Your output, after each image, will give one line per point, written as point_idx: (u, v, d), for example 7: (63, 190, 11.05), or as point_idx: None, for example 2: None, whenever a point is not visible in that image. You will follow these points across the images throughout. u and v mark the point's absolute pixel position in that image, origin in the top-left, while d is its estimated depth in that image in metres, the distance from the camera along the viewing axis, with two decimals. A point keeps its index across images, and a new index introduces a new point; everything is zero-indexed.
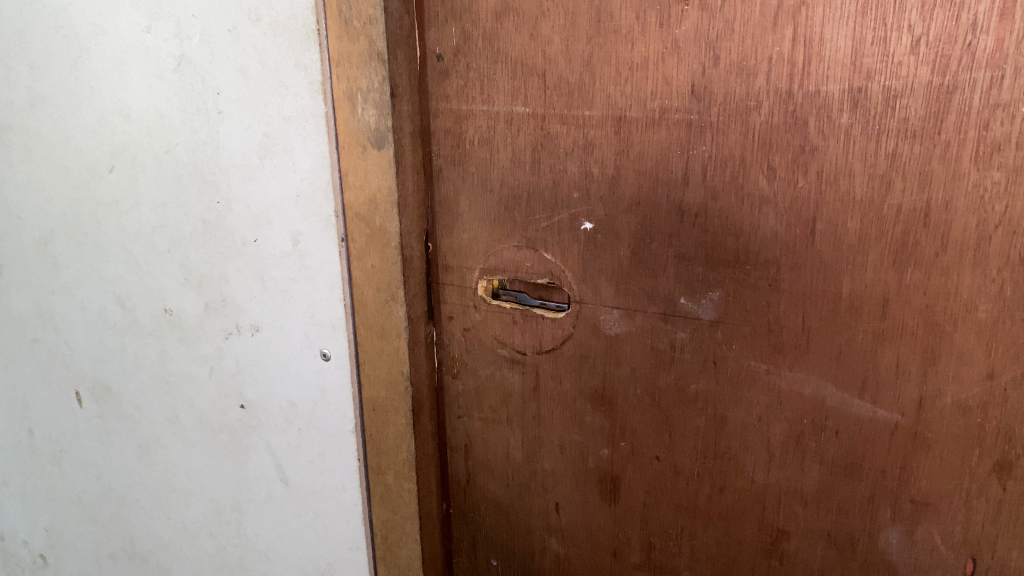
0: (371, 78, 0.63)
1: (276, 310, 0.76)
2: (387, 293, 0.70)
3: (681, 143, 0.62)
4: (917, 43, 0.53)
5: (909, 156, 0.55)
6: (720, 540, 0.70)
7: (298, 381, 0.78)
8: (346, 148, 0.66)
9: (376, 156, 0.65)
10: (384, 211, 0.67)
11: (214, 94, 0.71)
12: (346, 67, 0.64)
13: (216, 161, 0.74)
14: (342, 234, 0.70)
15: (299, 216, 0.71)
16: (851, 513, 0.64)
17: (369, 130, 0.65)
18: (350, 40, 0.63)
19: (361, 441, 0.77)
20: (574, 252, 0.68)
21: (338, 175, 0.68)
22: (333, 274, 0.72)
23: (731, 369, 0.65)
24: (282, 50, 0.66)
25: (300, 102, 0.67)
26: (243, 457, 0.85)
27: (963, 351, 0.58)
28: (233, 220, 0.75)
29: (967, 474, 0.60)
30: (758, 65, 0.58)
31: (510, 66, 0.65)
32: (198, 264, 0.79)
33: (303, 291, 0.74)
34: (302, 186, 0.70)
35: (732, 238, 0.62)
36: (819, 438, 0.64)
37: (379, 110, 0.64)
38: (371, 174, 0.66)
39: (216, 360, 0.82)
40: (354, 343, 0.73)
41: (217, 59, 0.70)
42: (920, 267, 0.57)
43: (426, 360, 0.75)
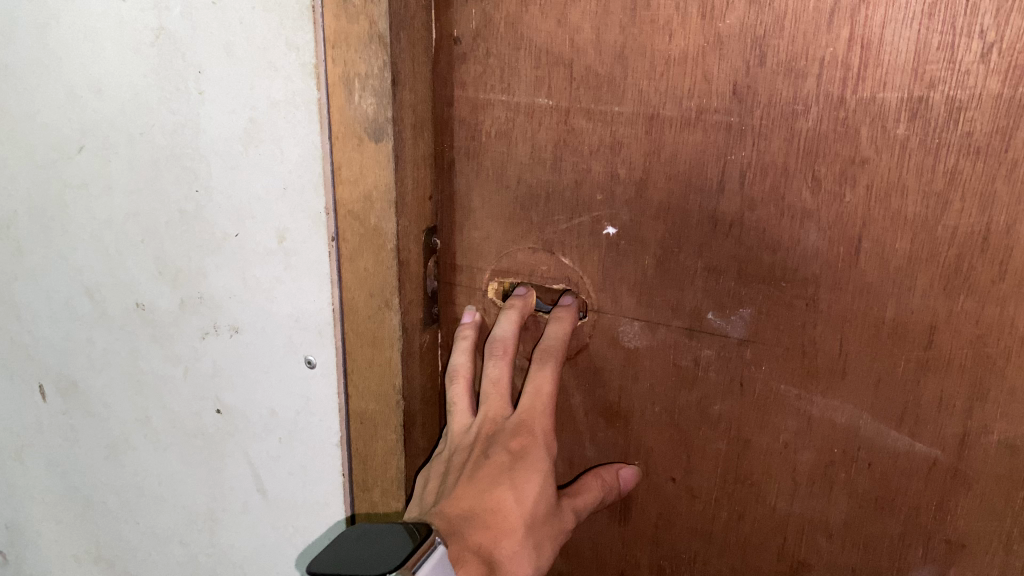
0: (370, 62, 0.56)
1: (258, 311, 0.71)
2: (380, 299, 0.63)
3: (717, 147, 0.57)
4: (988, 50, 0.49)
5: (969, 174, 0.51)
6: (736, 569, 0.66)
7: (280, 387, 0.73)
8: (340, 139, 0.60)
9: (373, 149, 0.59)
10: (379, 209, 0.60)
11: (195, 73, 0.65)
12: (343, 49, 0.57)
13: (196, 147, 0.68)
14: (333, 233, 0.64)
15: (285, 212, 0.66)
16: (879, 549, 0.60)
17: (366, 120, 0.58)
18: (348, 20, 0.56)
19: (347, 455, 0.72)
20: (594, 258, 0.63)
21: (331, 168, 0.62)
22: (321, 278, 0.67)
23: (758, 392, 0.60)
24: (273, 28, 0.60)
25: (291, 85, 0.61)
26: (219, 463, 0.81)
27: (1014, 387, 0.54)
28: (214, 211, 0.70)
29: (1008, 516, 0.56)
30: (808, 66, 0.53)
31: (534, 53, 0.60)
32: (173, 259, 0.74)
33: (287, 292, 0.69)
34: (290, 178, 0.64)
35: (770, 252, 0.57)
36: (849, 469, 0.59)
37: (379, 98, 0.57)
38: (366, 168, 0.60)
39: (191, 362, 0.78)
40: (343, 351, 0.68)
41: (201, 36, 0.64)
42: (972, 295, 0.53)
43: (423, 371, 0.69)
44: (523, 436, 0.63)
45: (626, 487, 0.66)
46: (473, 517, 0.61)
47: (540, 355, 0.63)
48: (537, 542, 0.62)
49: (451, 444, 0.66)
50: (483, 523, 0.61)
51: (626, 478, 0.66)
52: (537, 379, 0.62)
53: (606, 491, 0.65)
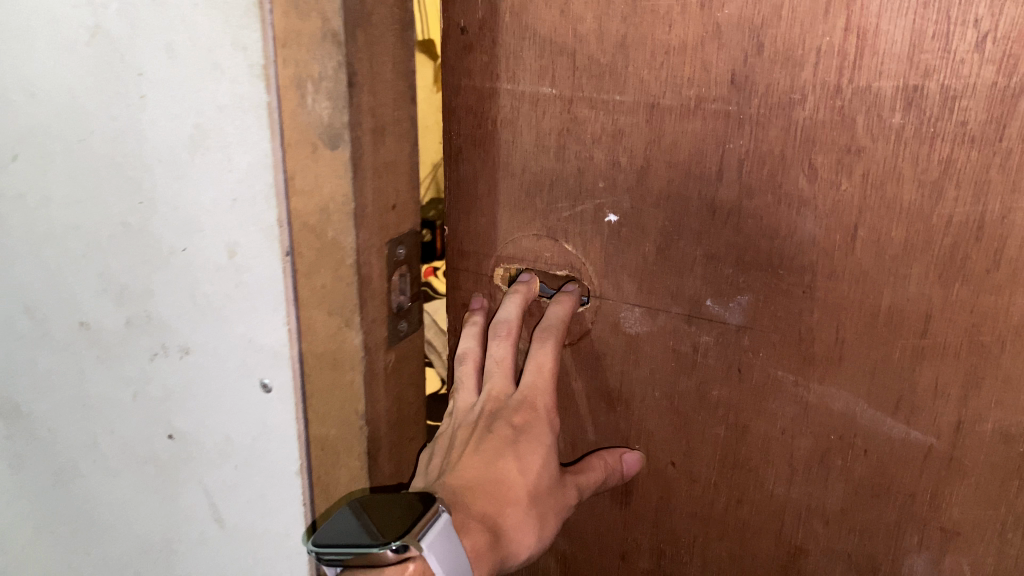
0: (324, 63, 0.52)
1: (210, 331, 0.62)
2: (339, 318, 0.60)
3: (716, 136, 0.57)
4: (983, 40, 0.49)
5: (964, 163, 0.51)
6: (734, 553, 0.66)
7: (239, 411, 0.64)
8: (291, 147, 0.52)
9: (328, 158, 0.54)
10: (338, 221, 0.57)
11: (136, 74, 0.57)
12: (295, 50, 0.50)
13: (135, 151, 0.60)
14: (287, 248, 0.54)
15: (234, 224, 0.56)
16: (875, 536, 0.61)
17: (321, 126, 0.53)
18: (300, 18, 0.50)
19: (310, 493, 0.63)
20: (596, 245, 0.64)
21: (282, 177, 0.52)
22: (274, 293, 0.56)
23: (756, 378, 0.61)
24: (217, 25, 0.50)
25: (236, 88, 0.51)
26: (172, 493, 0.74)
27: (1009, 375, 0.54)
28: (160, 223, 0.61)
29: (1003, 504, 0.56)
30: (805, 55, 0.53)
31: (538, 43, 0.61)
32: (118, 274, 0.67)
33: (239, 312, 0.59)
34: (240, 188, 0.54)
35: (767, 239, 0.58)
36: (846, 455, 0.60)
37: (335, 102, 0.53)
38: (322, 177, 0.55)
39: (143, 384, 0.71)
40: (298, 378, 0.58)
41: (139, 31, 0.55)
42: (967, 284, 0.53)
43: (388, 395, 0.66)
44: (527, 413, 0.64)
45: (630, 473, 0.67)
46: (476, 489, 0.61)
47: (540, 335, 0.64)
48: (541, 515, 0.62)
49: (453, 421, 0.67)
50: (488, 493, 0.60)
51: (632, 464, 0.67)
52: (539, 356, 0.64)
53: (608, 475, 0.66)
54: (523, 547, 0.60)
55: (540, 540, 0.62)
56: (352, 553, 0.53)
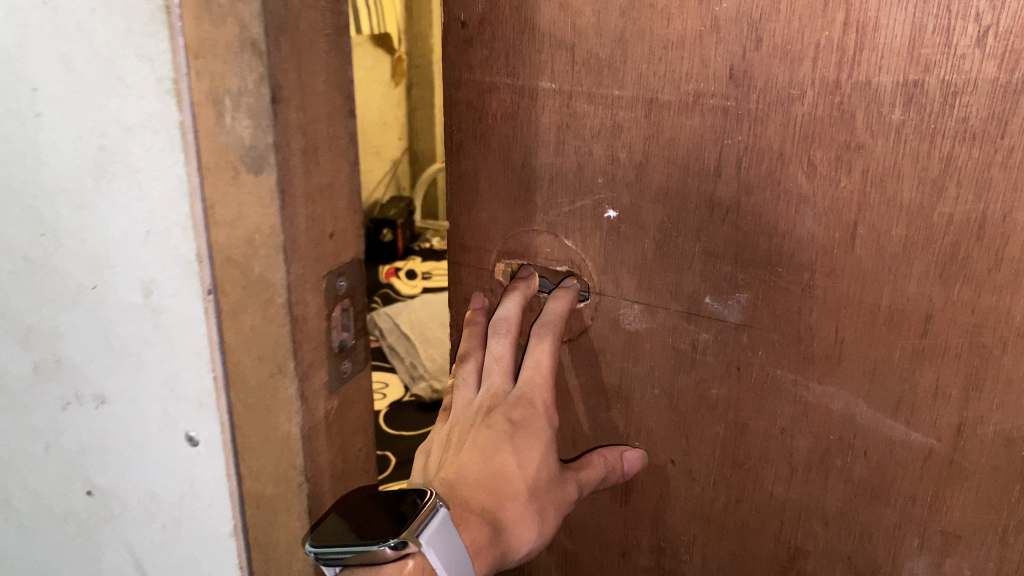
0: (241, 77, 0.48)
1: (125, 379, 0.61)
2: (271, 363, 0.56)
3: (714, 131, 0.57)
4: (984, 34, 0.48)
5: (965, 160, 0.50)
6: (734, 552, 0.66)
7: (160, 466, 0.62)
8: (211, 169, 0.50)
9: (250, 183, 0.51)
10: (264, 254, 0.53)
11: (29, 90, 0.55)
12: (209, 60, 0.47)
13: (40, 183, 0.57)
14: (208, 286, 0.53)
15: (150, 261, 0.54)
16: (876, 538, 0.60)
17: (241, 147, 0.50)
18: (212, 25, 0.46)
19: (244, 544, 0.61)
20: (595, 241, 0.63)
21: (200, 207, 0.50)
22: (195, 338, 0.55)
23: (755, 377, 0.60)
24: (121, 31, 0.48)
25: (143, 103, 0.49)
26: (94, 550, 0.72)
27: (1011, 378, 0.53)
28: (65, 261, 0.59)
29: (1005, 508, 0.55)
30: (804, 50, 0.52)
31: (538, 37, 0.61)
32: (22, 314, 0.65)
33: (160, 357, 0.57)
34: (153, 222, 0.53)
35: (766, 236, 0.57)
36: (845, 456, 0.59)
37: (255, 119, 0.49)
38: (245, 206, 0.51)
39: (53, 436, 0.69)
40: (227, 421, 0.57)
41: (28, 46, 0.53)
42: (968, 283, 0.52)
43: (332, 444, 0.63)
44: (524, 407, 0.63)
45: (628, 471, 0.67)
46: (478, 484, 0.60)
47: (539, 330, 0.63)
48: (541, 509, 0.62)
49: (451, 419, 0.66)
50: (486, 488, 0.60)
51: (632, 464, 0.67)
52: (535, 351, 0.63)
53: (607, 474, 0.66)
54: (523, 542, 0.60)
55: (539, 535, 0.61)
56: (352, 551, 0.53)
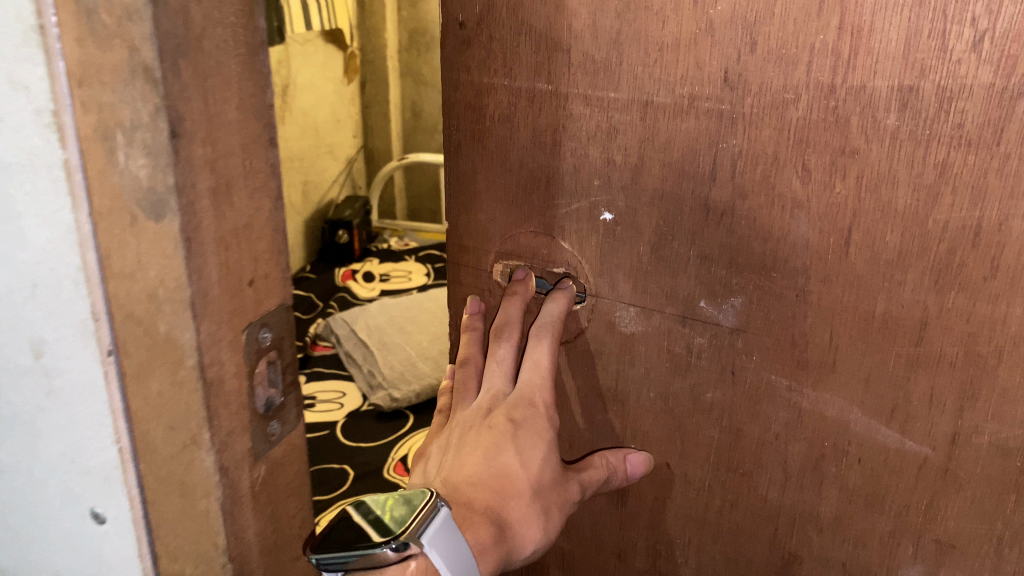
0: (135, 107, 0.33)
1: (17, 449, 0.44)
2: (184, 434, 0.40)
3: (709, 135, 0.56)
4: (980, 40, 0.47)
5: (960, 167, 0.50)
6: (729, 556, 0.66)
7: (67, 551, 0.45)
8: (102, 215, 0.34)
9: (155, 234, 0.35)
10: (175, 310, 0.37)
11: None
12: (95, 92, 0.32)
13: None
14: (107, 345, 0.36)
15: (38, 317, 0.38)
16: (870, 546, 0.59)
17: (139, 190, 0.34)
18: (96, 47, 0.32)
19: None
20: (591, 243, 0.63)
21: (92, 258, 0.35)
22: (95, 405, 0.38)
23: (750, 382, 0.60)
24: None
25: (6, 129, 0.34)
26: None
27: (1005, 388, 0.52)
28: None
29: (1000, 519, 0.54)
30: (799, 53, 0.52)
31: (534, 38, 0.60)
32: None
33: (56, 424, 0.41)
34: (34, 267, 0.37)
35: (760, 241, 0.57)
36: (840, 463, 0.58)
37: (155, 157, 0.34)
38: (146, 260, 0.35)
39: None
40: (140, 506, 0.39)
41: None
42: (963, 292, 0.51)
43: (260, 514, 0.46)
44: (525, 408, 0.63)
45: (633, 475, 0.66)
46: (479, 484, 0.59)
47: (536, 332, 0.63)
48: (544, 508, 0.60)
49: (454, 425, 0.66)
50: (491, 488, 0.59)
51: (637, 468, 0.66)
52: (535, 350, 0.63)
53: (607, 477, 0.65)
54: (528, 541, 0.59)
55: (545, 534, 0.60)
56: (354, 553, 0.47)
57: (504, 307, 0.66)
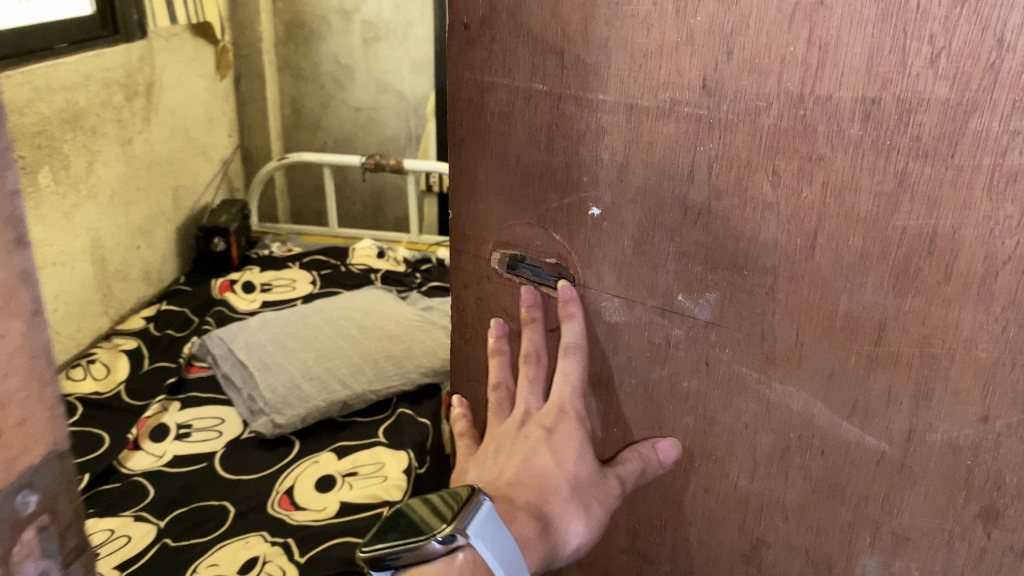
0: None
1: None
2: None
3: (688, 139, 0.59)
4: (937, 56, 0.49)
5: (918, 177, 0.52)
6: (702, 538, 0.71)
7: None
8: None
9: None
10: None
11: None
12: None
13: None
14: None
15: None
16: (831, 534, 0.63)
17: None
18: None
19: None
20: (581, 236, 0.67)
21: None
22: None
23: (723, 373, 0.64)
24: None
25: None
26: None
27: (958, 390, 0.54)
28: None
29: (950, 515, 0.57)
30: (771, 64, 0.54)
31: (531, 41, 0.64)
32: None
33: None
34: None
35: (733, 240, 0.60)
36: (804, 454, 0.61)
37: None
38: None
39: None
40: None
41: None
42: (920, 295, 0.54)
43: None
44: (556, 415, 0.69)
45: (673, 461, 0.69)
46: (520, 484, 0.65)
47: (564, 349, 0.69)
48: (584, 502, 0.66)
49: (490, 441, 0.72)
50: (528, 486, 0.65)
51: (674, 453, 0.69)
52: (562, 364, 0.69)
53: (647, 467, 0.69)
54: (570, 532, 0.64)
55: (587, 526, 0.65)
56: (402, 548, 0.57)
57: (526, 334, 0.73)
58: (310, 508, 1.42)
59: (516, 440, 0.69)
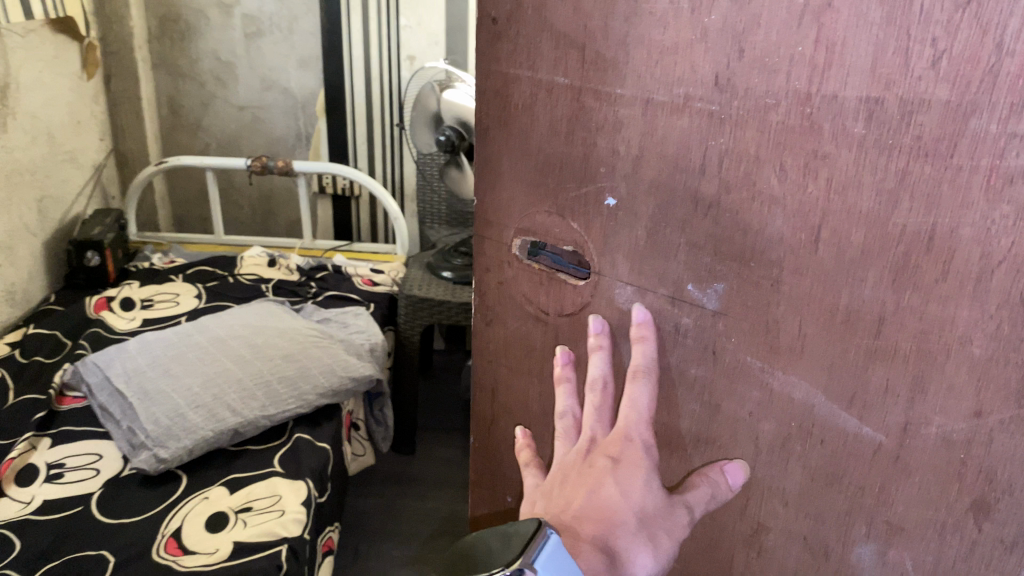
0: None
1: None
2: None
3: (701, 133, 0.61)
4: (939, 58, 0.50)
5: (918, 176, 0.53)
6: (705, 522, 0.74)
7: None
8: None
9: None
10: None
11: None
12: None
13: None
14: None
15: None
16: (829, 522, 0.64)
17: None
18: None
19: None
20: (597, 225, 0.70)
21: None
22: None
23: (728, 362, 0.66)
24: None
25: None
26: None
27: (952, 384, 0.55)
28: None
29: (943, 507, 0.58)
30: (780, 63, 0.56)
31: (554, 36, 0.67)
32: None
33: None
34: None
35: (741, 233, 0.62)
36: (804, 443, 0.63)
37: None
38: None
39: None
40: None
41: None
42: (918, 291, 0.55)
43: None
44: (620, 444, 0.73)
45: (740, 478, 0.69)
46: (583, 518, 0.70)
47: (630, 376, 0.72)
48: (651, 535, 0.70)
49: (557, 470, 0.77)
50: (594, 519, 0.69)
51: (741, 478, 0.69)
52: (629, 390, 0.72)
53: (716, 492, 0.69)
54: (638, 564, 0.69)
55: (654, 559, 0.70)
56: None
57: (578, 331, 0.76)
58: (199, 551, 1.49)
59: (580, 469, 0.74)
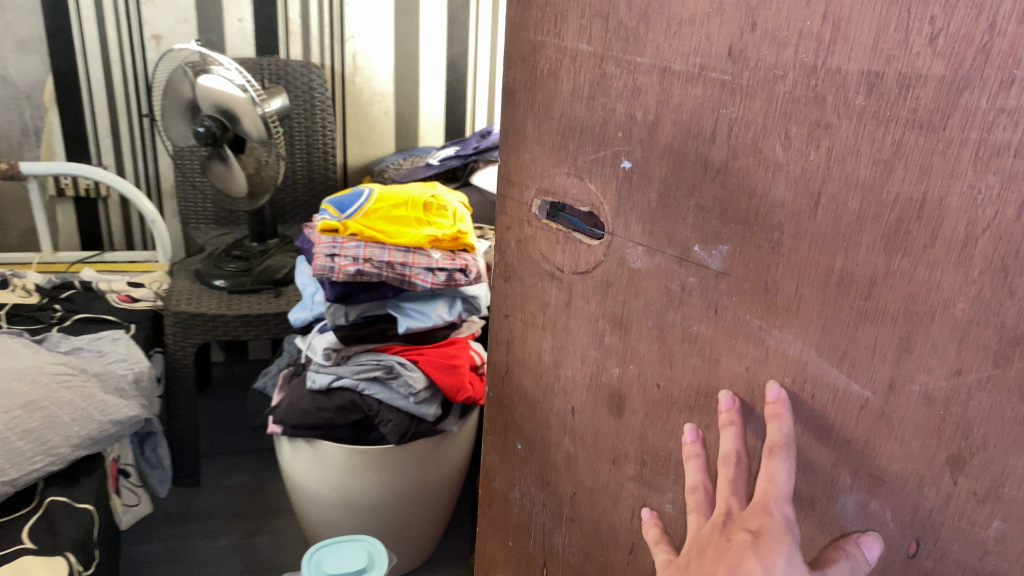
0: None
1: None
2: None
3: (713, 101, 0.66)
4: (936, 36, 0.53)
5: (912, 147, 0.56)
6: None
7: None
8: None
9: None
10: None
11: None
12: None
13: None
14: None
15: None
16: (818, 472, 0.68)
17: None
18: None
19: None
20: (612, 186, 0.75)
21: None
22: None
23: (728, 320, 0.70)
24: None
25: None
26: None
27: (936, 344, 0.59)
28: None
29: (923, 461, 0.62)
30: (789, 36, 0.60)
31: (581, 6, 0.73)
32: None
33: None
34: None
35: (746, 197, 0.66)
36: (797, 396, 0.68)
37: None
38: None
39: None
40: None
41: None
42: (908, 256, 0.58)
43: None
44: (761, 517, 0.64)
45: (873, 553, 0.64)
46: None
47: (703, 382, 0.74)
48: None
49: (689, 545, 0.68)
50: None
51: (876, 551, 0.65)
52: (771, 465, 0.66)
53: (856, 566, 0.64)
54: None
55: None
56: None
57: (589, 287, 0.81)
58: None
59: (718, 542, 0.65)
